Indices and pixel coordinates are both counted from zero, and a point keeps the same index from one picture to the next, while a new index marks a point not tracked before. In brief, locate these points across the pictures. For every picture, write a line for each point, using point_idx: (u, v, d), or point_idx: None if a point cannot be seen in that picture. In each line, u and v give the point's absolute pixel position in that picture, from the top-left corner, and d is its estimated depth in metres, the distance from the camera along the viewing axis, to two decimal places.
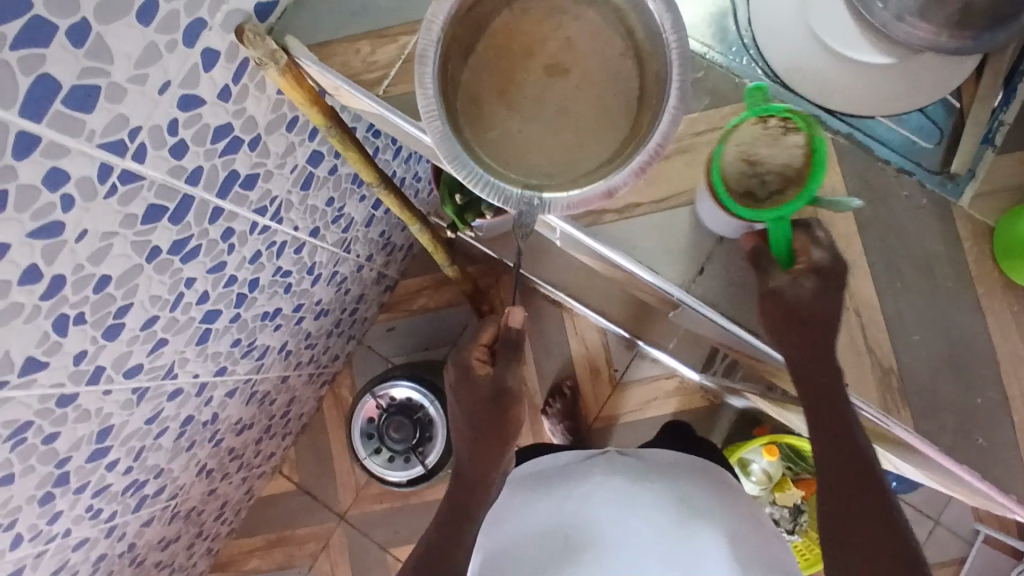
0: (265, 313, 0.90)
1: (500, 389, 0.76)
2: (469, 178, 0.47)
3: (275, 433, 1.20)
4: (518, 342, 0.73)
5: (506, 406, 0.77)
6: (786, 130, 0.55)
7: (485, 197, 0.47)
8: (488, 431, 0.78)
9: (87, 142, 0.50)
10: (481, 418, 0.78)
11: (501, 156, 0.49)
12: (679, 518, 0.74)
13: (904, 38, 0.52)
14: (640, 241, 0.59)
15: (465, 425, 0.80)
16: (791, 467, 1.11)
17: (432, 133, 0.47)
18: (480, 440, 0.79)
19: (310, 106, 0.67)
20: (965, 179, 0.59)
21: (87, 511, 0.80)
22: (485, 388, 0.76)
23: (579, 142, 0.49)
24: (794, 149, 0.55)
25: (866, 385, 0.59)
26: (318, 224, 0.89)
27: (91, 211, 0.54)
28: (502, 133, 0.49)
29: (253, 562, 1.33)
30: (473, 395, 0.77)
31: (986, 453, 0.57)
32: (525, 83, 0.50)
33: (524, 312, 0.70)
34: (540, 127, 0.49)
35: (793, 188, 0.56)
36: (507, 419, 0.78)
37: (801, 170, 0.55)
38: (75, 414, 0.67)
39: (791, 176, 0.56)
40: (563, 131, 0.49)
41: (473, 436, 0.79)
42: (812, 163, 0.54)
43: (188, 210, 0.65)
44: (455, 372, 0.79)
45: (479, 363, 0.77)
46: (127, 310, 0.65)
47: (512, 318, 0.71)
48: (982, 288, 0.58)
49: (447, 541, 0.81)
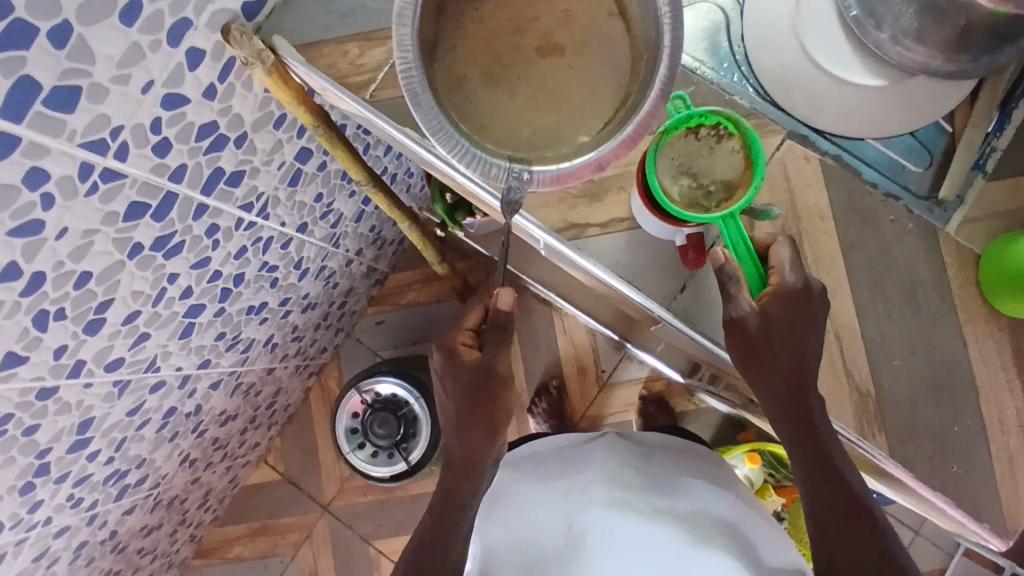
0: (250, 307, 0.89)
1: (490, 375, 0.64)
2: (448, 146, 0.47)
3: (260, 424, 1.19)
4: (507, 325, 0.62)
5: (495, 393, 0.65)
6: (720, 136, 0.57)
7: (470, 170, 0.47)
8: (475, 423, 0.66)
9: (68, 142, 0.49)
10: (467, 408, 0.66)
11: (486, 128, 0.49)
12: (689, 528, 0.68)
13: (899, 59, 0.55)
14: (617, 255, 0.62)
15: (450, 417, 0.68)
16: (772, 474, 1.11)
17: (415, 102, 0.47)
18: (465, 434, 0.67)
19: (298, 104, 0.67)
20: (953, 204, 0.63)
21: (68, 500, 0.79)
22: (472, 374, 0.65)
23: (565, 119, 0.49)
24: (732, 153, 0.57)
25: (843, 408, 0.62)
26: (306, 219, 0.88)
27: (71, 209, 0.53)
28: (488, 104, 0.48)
29: (236, 549, 1.33)
30: (459, 383, 0.65)
31: (960, 481, 0.60)
32: (516, 58, 0.49)
33: (514, 293, 0.62)
34: (528, 101, 0.49)
35: (735, 194, 0.57)
36: (496, 411, 0.66)
37: (741, 173, 0.57)
38: (55, 407, 0.66)
39: (733, 182, 0.57)
40: (549, 107, 0.49)
41: (458, 429, 0.68)
42: (752, 162, 0.56)
43: (171, 207, 0.64)
44: (438, 360, 0.68)
45: (465, 348, 0.66)
46: (109, 305, 0.64)
47: (502, 299, 0.62)
48: (965, 313, 0.62)
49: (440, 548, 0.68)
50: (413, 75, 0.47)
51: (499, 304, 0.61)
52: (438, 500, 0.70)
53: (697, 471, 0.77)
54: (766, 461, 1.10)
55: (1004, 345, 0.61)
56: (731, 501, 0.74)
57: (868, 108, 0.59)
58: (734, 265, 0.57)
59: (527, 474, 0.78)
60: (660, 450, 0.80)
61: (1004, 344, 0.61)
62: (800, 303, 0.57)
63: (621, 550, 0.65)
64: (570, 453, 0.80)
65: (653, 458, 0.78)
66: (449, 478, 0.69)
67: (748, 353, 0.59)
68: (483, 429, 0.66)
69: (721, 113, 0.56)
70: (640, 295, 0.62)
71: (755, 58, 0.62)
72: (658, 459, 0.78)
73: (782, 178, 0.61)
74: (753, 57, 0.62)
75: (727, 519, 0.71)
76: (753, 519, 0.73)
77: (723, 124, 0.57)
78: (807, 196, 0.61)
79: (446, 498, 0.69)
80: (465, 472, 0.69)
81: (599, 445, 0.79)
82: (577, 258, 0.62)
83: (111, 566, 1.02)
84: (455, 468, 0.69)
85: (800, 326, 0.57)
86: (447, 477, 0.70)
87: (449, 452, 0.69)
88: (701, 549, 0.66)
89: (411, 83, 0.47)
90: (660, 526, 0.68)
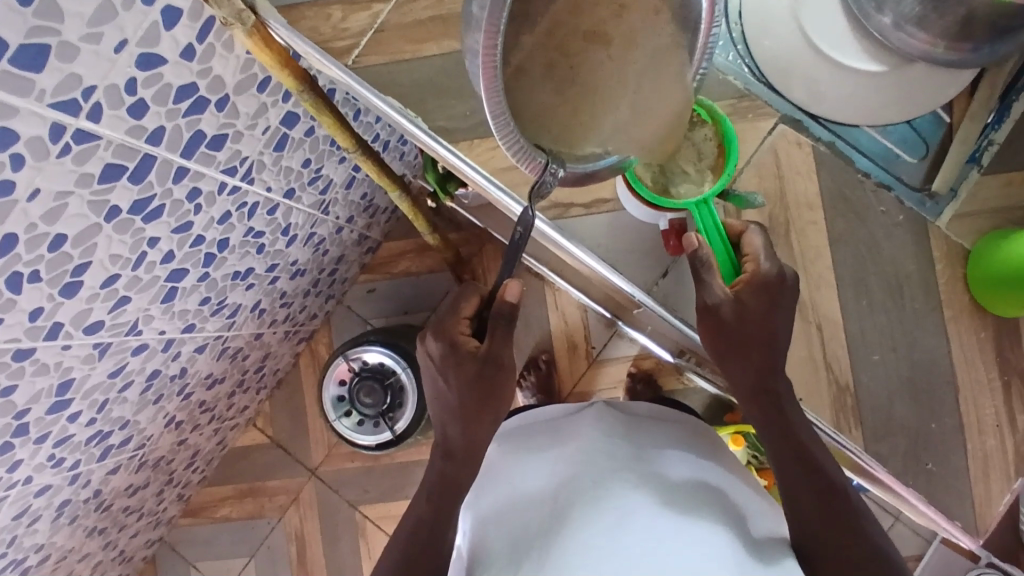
0: (236, 273, 0.87)
1: (496, 366, 0.62)
2: (503, 131, 0.44)
3: (249, 387, 1.20)
4: (512, 316, 0.61)
5: (502, 384, 0.63)
6: (694, 123, 0.60)
7: (513, 156, 0.45)
8: (480, 415, 0.63)
9: (37, 102, 0.48)
10: (473, 401, 0.63)
11: (524, 111, 0.48)
12: (673, 501, 0.62)
13: (901, 46, 0.55)
14: (600, 238, 0.63)
15: (450, 410, 0.64)
16: (756, 457, 1.09)
17: (484, 80, 0.42)
18: (470, 428, 0.63)
19: (281, 70, 0.65)
20: (945, 198, 0.63)
21: (48, 460, 0.79)
22: (479, 367, 0.62)
23: (597, 116, 0.50)
24: (707, 138, 0.60)
25: (822, 403, 0.62)
26: (293, 184, 0.86)
27: (44, 170, 0.52)
28: (535, 92, 0.48)
29: (223, 510, 1.34)
30: (465, 376, 0.62)
31: (933, 477, 0.61)
32: (568, 47, 0.49)
33: (523, 286, 0.60)
34: (569, 94, 0.49)
35: (709, 179, 0.60)
36: (502, 402, 0.64)
37: (716, 161, 0.60)
38: (32, 368, 0.65)
39: (707, 169, 0.60)
40: (581, 101, 0.50)
41: (460, 421, 0.63)
42: (725, 147, 0.59)
43: (149, 170, 0.62)
44: (437, 352, 0.63)
45: (466, 339, 0.63)
46: (86, 268, 0.63)
47: (508, 292, 0.60)
48: (949, 312, 0.62)
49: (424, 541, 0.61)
50: (493, 54, 0.42)
51: (505, 296, 0.60)
52: (435, 489, 0.64)
53: (691, 446, 0.71)
54: (750, 443, 1.07)
55: (986, 344, 0.62)
56: (725, 475, 0.68)
57: (867, 101, 0.59)
58: (707, 250, 0.56)
59: (514, 450, 0.72)
60: (650, 420, 0.74)
61: (987, 343, 0.62)
62: (777, 294, 0.58)
63: (603, 533, 0.58)
64: (560, 426, 0.74)
65: (645, 431, 0.71)
66: (448, 464, 0.64)
67: (732, 340, 0.58)
68: (485, 417, 0.63)
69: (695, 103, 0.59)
70: (623, 280, 0.63)
71: (753, 40, 0.60)
72: (648, 430, 0.72)
73: (773, 166, 0.62)
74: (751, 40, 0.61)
75: (724, 498, 0.65)
76: (745, 492, 0.68)
77: (697, 112, 0.59)
78: (796, 181, 0.63)
79: (443, 485, 0.64)
80: (465, 462, 0.64)
81: (586, 416, 0.73)
82: (567, 246, 0.62)
83: (96, 523, 1.03)
84: (455, 456, 0.64)
85: (775, 316, 0.58)
86: (446, 465, 0.64)
87: (448, 444, 0.65)
88: (691, 520, 0.59)
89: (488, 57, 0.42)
90: (652, 507, 0.60)
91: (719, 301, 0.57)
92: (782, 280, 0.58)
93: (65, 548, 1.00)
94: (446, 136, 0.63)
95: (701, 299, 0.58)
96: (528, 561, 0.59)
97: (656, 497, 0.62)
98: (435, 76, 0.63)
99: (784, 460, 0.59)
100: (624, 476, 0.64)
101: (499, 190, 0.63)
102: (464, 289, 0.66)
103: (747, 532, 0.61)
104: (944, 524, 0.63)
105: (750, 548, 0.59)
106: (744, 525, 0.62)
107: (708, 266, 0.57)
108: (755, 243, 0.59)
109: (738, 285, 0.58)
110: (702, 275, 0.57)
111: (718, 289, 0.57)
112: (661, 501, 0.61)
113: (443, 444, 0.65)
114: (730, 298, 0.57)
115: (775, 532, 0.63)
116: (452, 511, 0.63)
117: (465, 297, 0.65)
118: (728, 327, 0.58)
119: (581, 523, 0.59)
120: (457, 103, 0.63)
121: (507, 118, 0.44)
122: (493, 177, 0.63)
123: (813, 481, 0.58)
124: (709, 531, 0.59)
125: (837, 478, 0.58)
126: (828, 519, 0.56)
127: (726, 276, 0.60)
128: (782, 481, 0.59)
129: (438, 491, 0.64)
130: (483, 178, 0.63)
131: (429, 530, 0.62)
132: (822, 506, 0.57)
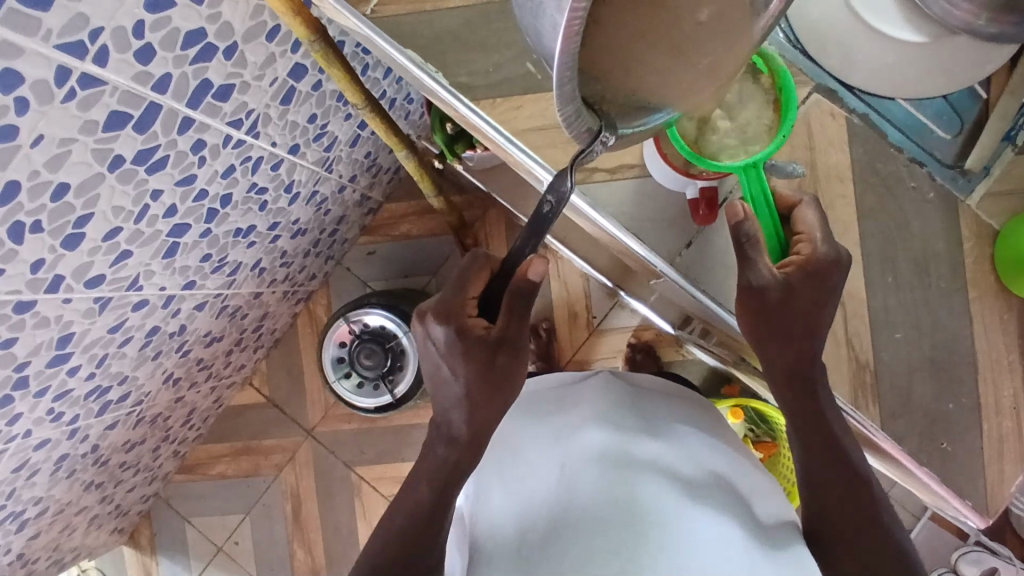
0: (237, 230, 0.85)
1: (508, 350, 0.60)
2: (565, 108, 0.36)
3: (246, 346, 1.18)
4: (531, 295, 0.58)
5: (512, 369, 0.61)
6: (754, 78, 0.58)
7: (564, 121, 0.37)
8: (489, 403, 0.61)
9: (43, 43, 0.45)
10: (481, 390, 0.60)
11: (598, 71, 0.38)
12: (685, 491, 0.61)
13: (942, 15, 0.56)
14: (626, 205, 0.63)
15: (454, 399, 0.61)
16: (753, 429, 1.10)
17: (534, 29, 0.38)
18: (478, 416, 0.61)
19: (292, 16, 0.62)
20: (978, 176, 0.64)
21: (48, 414, 0.78)
22: (491, 353, 0.59)
23: (689, 89, 0.42)
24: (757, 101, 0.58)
25: (841, 380, 0.63)
26: (298, 140, 0.84)
27: (47, 116, 0.49)
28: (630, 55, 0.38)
29: (219, 467, 1.35)
30: (476, 363, 0.59)
31: (947, 457, 0.62)
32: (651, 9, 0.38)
33: (546, 262, 0.56)
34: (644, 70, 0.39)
35: (756, 143, 0.58)
36: (511, 384, 0.62)
37: (773, 118, 0.58)
38: (33, 321, 0.64)
39: (761, 129, 0.58)
40: (667, 79, 0.41)
41: (466, 409, 0.61)
42: (782, 107, 0.57)
43: (154, 119, 0.59)
44: (442, 337, 0.59)
45: (475, 321, 0.60)
46: (88, 220, 0.60)
47: (531, 269, 0.56)
48: (974, 292, 0.62)
49: (439, 507, 0.61)
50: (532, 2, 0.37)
51: (529, 274, 0.56)
52: (439, 473, 0.62)
53: (696, 423, 0.71)
54: (749, 417, 1.08)
55: (1009, 325, 0.62)
56: (731, 456, 0.68)
57: (906, 72, 0.61)
58: (753, 223, 0.54)
59: (519, 415, 0.71)
60: (654, 395, 0.74)
61: (1009, 326, 0.62)
62: (826, 278, 0.57)
63: (611, 515, 0.58)
64: (565, 394, 0.74)
65: (652, 403, 0.72)
66: (451, 452, 0.62)
67: (764, 323, 0.58)
68: (494, 403, 0.61)
69: (755, 54, 0.57)
70: (644, 249, 0.63)
71: (799, 12, 0.62)
72: (654, 405, 0.72)
73: (805, 136, 0.62)
74: (794, 14, 0.62)
75: (730, 481, 0.65)
76: (751, 473, 0.68)
77: (755, 63, 0.57)
78: (828, 153, 0.63)
79: (453, 461, 0.62)
80: (472, 446, 0.62)
81: (591, 387, 0.73)
82: (591, 213, 0.62)
83: (93, 478, 1.02)
84: (460, 443, 0.62)
85: (810, 299, 0.57)
86: (449, 452, 0.62)
87: (452, 430, 0.62)
88: (702, 514, 0.59)
89: (568, 30, 0.32)
90: (663, 493, 0.60)
91: (765, 284, 0.56)
92: (833, 263, 0.57)
93: (61, 502, 0.99)
94: (466, 93, 0.61)
95: (747, 279, 0.57)
96: (536, 538, 0.59)
97: (668, 481, 0.62)
98: (457, 28, 0.60)
99: (807, 443, 0.60)
100: (631, 456, 0.63)
101: (521, 151, 0.61)
102: (468, 262, 0.60)
103: (752, 516, 0.62)
104: (956, 503, 0.64)
105: (758, 538, 0.59)
106: (748, 509, 0.63)
107: (755, 243, 0.55)
108: (800, 223, 0.58)
109: (787, 266, 0.57)
110: (747, 254, 0.56)
111: (765, 270, 0.56)
112: (676, 489, 0.61)
113: (444, 431, 0.63)
114: (779, 282, 0.56)
115: (783, 514, 0.64)
116: (457, 487, 0.62)
117: (470, 276, 0.60)
118: (767, 311, 0.57)
119: (587, 494, 0.60)
120: (479, 58, 0.60)
121: (574, 86, 0.35)
122: (514, 138, 0.61)
123: (832, 463, 0.59)
124: (718, 522, 0.59)
125: (853, 456, 0.60)
126: (840, 501, 0.58)
127: (774, 254, 0.60)
128: (803, 464, 0.60)
129: (441, 474, 0.62)
130: (504, 138, 0.61)
131: (432, 510, 0.61)
132: (841, 490, 0.58)
